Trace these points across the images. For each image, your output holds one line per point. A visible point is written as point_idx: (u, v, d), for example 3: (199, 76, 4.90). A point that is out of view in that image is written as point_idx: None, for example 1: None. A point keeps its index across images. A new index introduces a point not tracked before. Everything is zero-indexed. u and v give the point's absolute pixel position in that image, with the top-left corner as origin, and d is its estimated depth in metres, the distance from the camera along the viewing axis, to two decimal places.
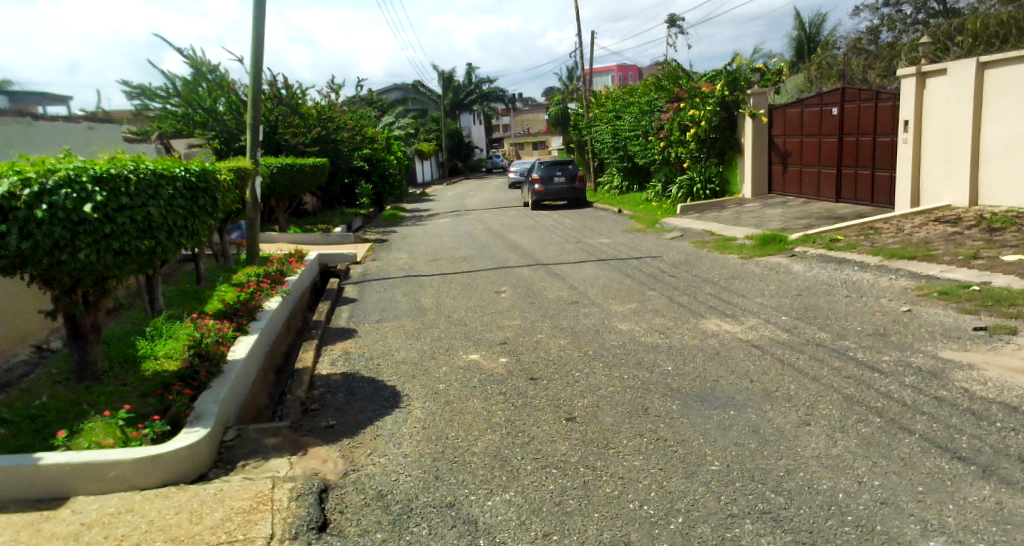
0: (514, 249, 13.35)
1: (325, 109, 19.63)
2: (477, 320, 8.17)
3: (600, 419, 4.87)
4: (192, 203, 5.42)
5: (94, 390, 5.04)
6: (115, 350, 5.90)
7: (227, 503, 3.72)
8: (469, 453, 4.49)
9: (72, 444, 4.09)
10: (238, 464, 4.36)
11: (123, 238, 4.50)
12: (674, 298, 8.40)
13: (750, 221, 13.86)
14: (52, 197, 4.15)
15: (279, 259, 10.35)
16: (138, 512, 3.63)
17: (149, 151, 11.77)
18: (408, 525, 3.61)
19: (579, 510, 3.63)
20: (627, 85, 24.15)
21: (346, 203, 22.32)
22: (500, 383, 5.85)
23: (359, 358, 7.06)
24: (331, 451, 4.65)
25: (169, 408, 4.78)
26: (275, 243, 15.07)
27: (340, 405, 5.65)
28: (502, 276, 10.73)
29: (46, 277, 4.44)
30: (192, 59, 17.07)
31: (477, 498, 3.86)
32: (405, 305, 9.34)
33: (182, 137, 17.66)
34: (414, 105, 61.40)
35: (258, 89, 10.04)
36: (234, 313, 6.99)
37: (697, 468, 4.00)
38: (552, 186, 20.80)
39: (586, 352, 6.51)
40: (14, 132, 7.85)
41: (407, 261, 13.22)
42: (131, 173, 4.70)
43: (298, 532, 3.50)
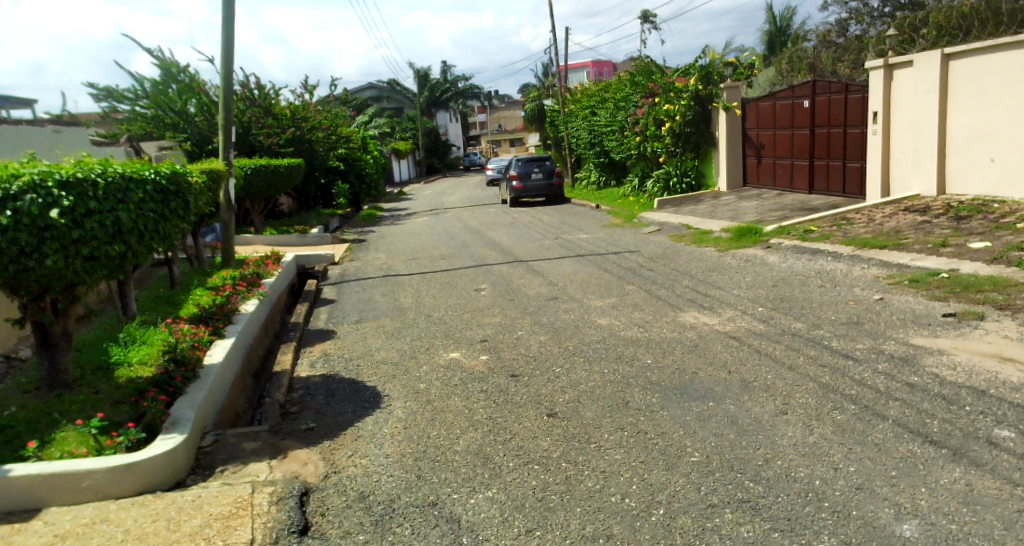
0: (493, 247, 13.32)
1: (300, 109, 19.44)
2: (456, 318, 8.16)
3: (582, 413, 4.90)
4: (163, 206, 5.33)
5: (65, 399, 4.95)
6: (87, 358, 5.80)
7: (205, 509, 3.68)
8: (451, 451, 4.49)
9: (43, 454, 4.02)
10: (216, 469, 4.31)
11: (91, 243, 4.43)
12: (653, 292, 8.44)
13: (726, 214, 13.96)
14: (17, 202, 4.05)
15: (255, 261, 10.24)
16: (114, 522, 3.57)
17: (117, 154, 11.56)
18: (391, 526, 3.60)
19: (561, 505, 3.65)
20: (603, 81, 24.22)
21: (323, 203, 22.15)
22: (481, 381, 5.85)
23: (339, 359, 7.01)
24: (311, 454, 4.61)
25: (144, 416, 4.72)
26: (252, 246, 14.97)
27: (319, 407, 5.62)
28: (481, 274, 10.72)
29: (12, 284, 4.35)
30: (160, 60, 16.79)
31: (460, 497, 3.85)
32: (385, 305, 9.31)
33: (154, 140, 17.43)
34: (389, 104, 61.12)
35: (229, 91, 9.92)
36: (210, 317, 6.91)
37: (677, 460, 4.02)
38: (529, 183, 20.77)
39: (566, 348, 6.52)
40: None
41: (385, 260, 13.15)
42: (99, 177, 4.61)
43: (280, 536, 3.47)
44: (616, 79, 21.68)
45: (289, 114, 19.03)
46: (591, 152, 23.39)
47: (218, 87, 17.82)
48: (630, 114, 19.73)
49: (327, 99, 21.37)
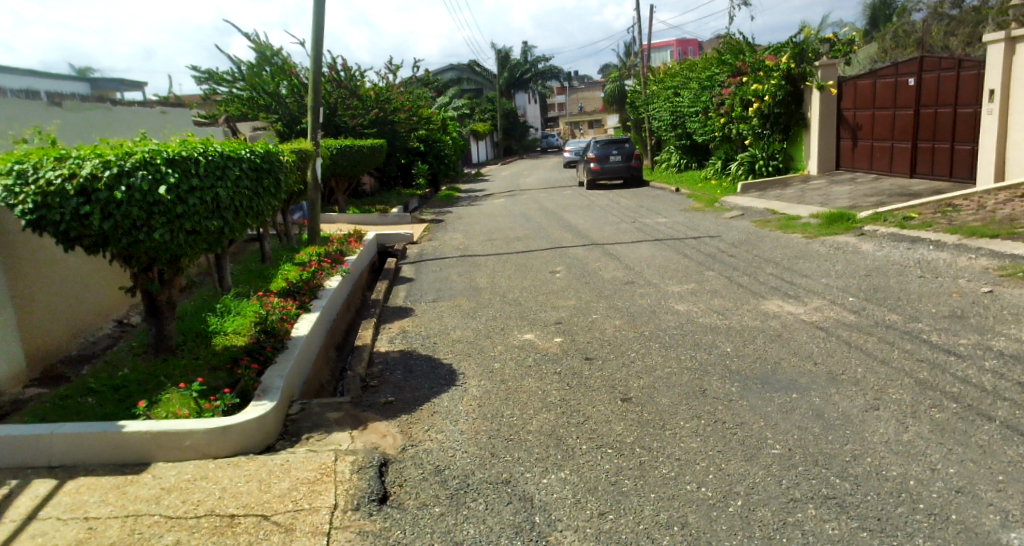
0: (569, 229, 13.30)
1: (384, 90, 19.77)
2: (532, 300, 8.21)
3: (657, 399, 4.87)
4: (258, 183, 5.56)
5: (170, 363, 5.29)
6: (187, 326, 6.15)
7: (293, 473, 3.88)
8: (525, 431, 4.55)
9: (151, 414, 4.32)
10: (303, 436, 4.53)
11: (194, 218, 4.70)
12: (734, 279, 8.24)
13: (816, 199, 13.46)
14: (130, 178, 4.39)
15: (339, 239, 10.59)
16: (212, 479, 3.81)
17: (217, 134, 12.07)
18: (466, 500, 3.69)
19: (635, 490, 3.65)
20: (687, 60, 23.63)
21: (402, 183, 22.60)
22: (555, 362, 5.89)
23: (417, 336, 7.20)
24: (390, 426, 4.77)
25: (238, 382, 4.99)
26: (335, 224, 15.45)
27: (398, 382, 5.80)
28: (557, 256, 10.72)
29: (125, 254, 4.72)
30: (256, 43, 17.41)
31: (533, 476, 3.91)
32: (461, 285, 9.46)
33: (248, 121, 18.15)
34: (469, 85, 61.51)
35: (318, 73, 10.20)
36: (297, 291, 7.21)
37: (757, 451, 3.96)
38: (608, 165, 20.51)
39: (641, 333, 6.46)
40: (101, 119, 7.95)
41: (463, 240, 13.33)
42: (201, 155, 4.88)
43: (360, 504, 3.62)
44: (701, 58, 20.99)
45: (374, 95, 19.41)
46: (671, 135, 22.89)
47: (308, 69, 18.34)
48: (716, 94, 19.20)
49: (410, 81, 21.63)
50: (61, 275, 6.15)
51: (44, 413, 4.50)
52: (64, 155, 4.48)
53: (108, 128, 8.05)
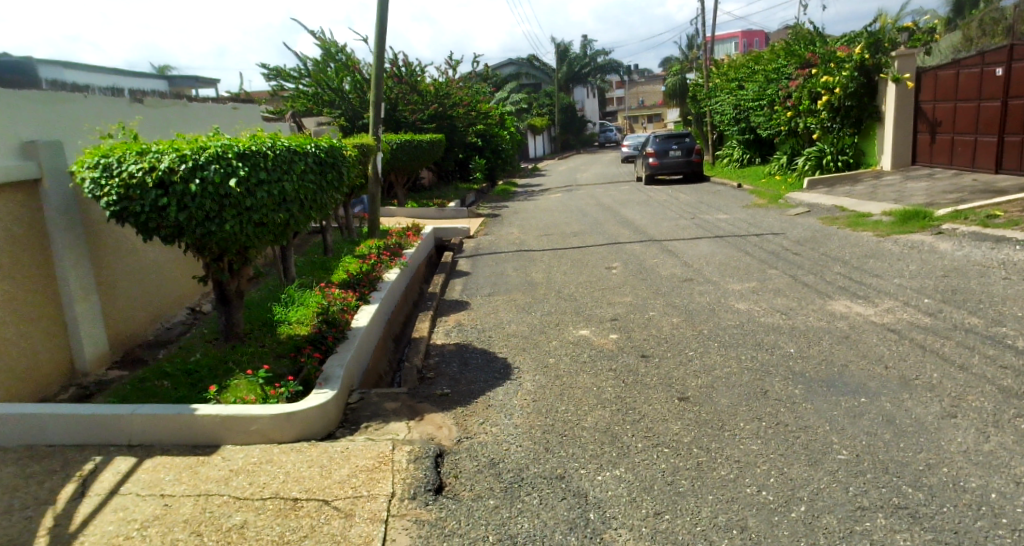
0: (627, 225, 13.15)
1: (444, 85, 19.93)
2: (587, 296, 8.16)
3: (715, 400, 4.77)
4: (323, 177, 5.67)
5: (238, 350, 5.46)
6: (254, 314, 6.33)
7: (352, 460, 3.95)
8: (579, 427, 4.52)
9: (221, 398, 4.47)
10: (362, 425, 4.61)
11: (261, 210, 4.84)
12: (799, 278, 8.01)
13: (888, 196, 12.97)
14: (204, 171, 4.55)
15: (398, 233, 10.73)
16: (276, 463, 3.91)
17: (284, 129, 12.40)
18: (520, 494, 3.70)
19: (692, 491, 3.59)
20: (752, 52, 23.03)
21: (460, 177, 22.77)
22: (611, 359, 5.84)
23: (472, 330, 7.24)
24: (445, 418, 4.81)
25: (301, 370, 5.11)
26: (395, 218, 15.68)
27: (454, 375, 5.84)
28: (613, 252, 10.63)
29: (198, 245, 4.89)
30: (322, 41, 17.81)
31: (588, 472, 3.89)
32: (517, 280, 9.47)
33: (313, 116, 18.59)
34: (528, 80, 61.51)
35: (381, 68, 10.33)
36: (357, 283, 7.34)
37: (822, 456, 3.84)
38: (667, 160, 20.21)
39: (700, 332, 6.35)
40: (179, 115, 8.25)
41: (519, 235, 13.35)
42: (269, 149, 5.01)
43: (417, 493, 3.67)
44: (768, 50, 20.46)
45: (433, 91, 19.60)
46: (734, 129, 22.40)
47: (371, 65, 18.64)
48: (783, 87, 18.68)
49: (470, 75, 21.74)
50: (141, 263, 6.43)
51: (123, 395, 4.71)
52: (144, 148, 4.68)
53: (185, 122, 8.37)
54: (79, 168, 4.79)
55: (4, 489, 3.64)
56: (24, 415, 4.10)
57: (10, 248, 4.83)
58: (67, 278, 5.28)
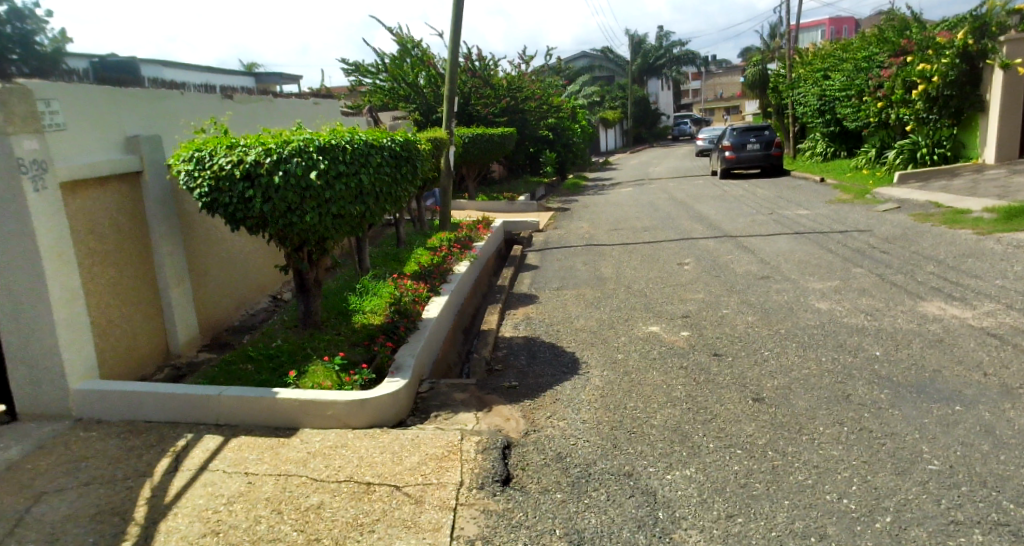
0: (700, 220, 12.86)
1: (517, 79, 19.95)
2: (658, 291, 8.03)
3: (793, 402, 4.61)
4: (399, 170, 5.74)
5: (316, 337, 5.62)
6: (331, 303, 6.51)
7: (422, 448, 4.01)
8: (648, 425, 4.45)
9: (299, 383, 4.62)
10: (432, 414, 4.68)
11: (339, 202, 4.96)
12: (887, 277, 7.66)
13: (985, 193, 12.25)
14: (287, 164, 4.73)
15: (468, 225, 10.82)
16: (351, 448, 4.01)
17: (361, 123, 12.67)
18: (587, 489, 3.67)
19: (767, 495, 3.48)
20: (839, 41, 22.12)
21: (530, 171, 22.76)
22: (682, 356, 5.73)
23: (540, 323, 7.24)
24: (513, 410, 4.82)
25: (374, 358, 5.23)
26: (465, 211, 15.80)
27: (522, 368, 5.85)
28: (686, 247, 10.43)
29: (281, 235, 5.07)
30: (398, 36, 18.11)
31: (657, 471, 3.82)
32: (586, 274, 9.41)
33: (389, 110, 18.91)
34: (601, 73, 60.90)
35: (455, 63, 10.41)
36: (428, 275, 7.45)
37: (911, 466, 3.66)
38: (744, 154, 19.68)
39: (777, 331, 6.15)
40: (266, 110, 8.54)
41: (588, 229, 13.26)
42: (349, 142, 5.13)
43: (484, 483, 3.69)
44: (858, 37, 19.70)
45: (506, 84, 19.65)
46: (818, 121, 21.63)
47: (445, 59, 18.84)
48: (873, 77, 17.81)
49: (543, 69, 21.69)
50: (229, 252, 6.71)
51: (210, 377, 4.92)
52: (234, 142, 4.90)
53: (271, 117, 8.65)
54: (176, 162, 5.06)
55: (105, 461, 3.88)
56: (124, 392, 4.35)
57: (114, 236, 5.13)
58: (163, 266, 5.54)
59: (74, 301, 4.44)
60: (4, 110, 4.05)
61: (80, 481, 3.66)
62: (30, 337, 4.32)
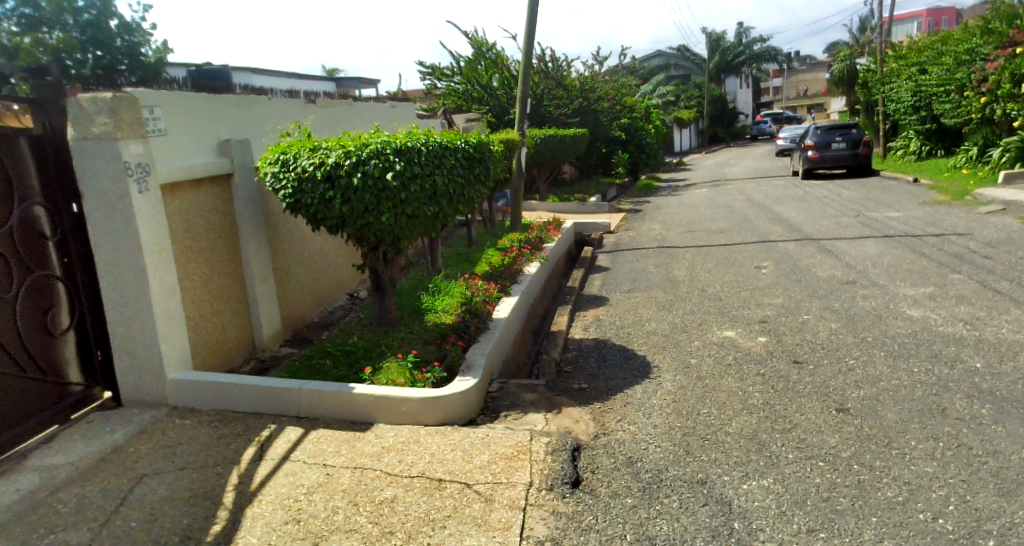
0: (780, 223, 12.48)
1: (589, 79, 19.87)
2: (734, 296, 7.84)
3: (881, 414, 4.43)
4: (473, 172, 5.81)
5: (390, 335, 5.75)
6: (404, 302, 6.64)
7: (492, 447, 4.04)
8: (722, 432, 4.36)
9: (374, 380, 4.73)
10: (501, 413, 4.72)
11: (414, 203, 5.07)
12: (988, 284, 7.25)
13: None
14: (365, 166, 4.88)
15: (539, 226, 10.84)
16: (422, 444, 4.08)
17: (435, 125, 12.87)
18: (659, 495, 3.62)
19: (852, 511, 3.36)
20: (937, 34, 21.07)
21: (601, 172, 22.60)
22: (760, 363, 5.58)
23: (611, 326, 7.18)
24: (582, 413, 4.81)
25: (446, 356, 5.31)
26: (536, 212, 15.83)
27: (591, 370, 5.83)
28: (764, 250, 10.14)
29: (358, 235, 5.22)
30: (473, 39, 18.32)
31: (732, 480, 3.73)
32: (658, 276, 9.28)
33: (463, 112, 19.12)
34: (676, 71, 59.84)
35: (529, 64, 10.44)
36: (499, 275, 7.51)
37: (1016, 487, 3.45)
38: (829, 153, 19.00)
39: (864, 339, 5.92)
40: (346, 113, 8.78)
41: (661, 231, 13.08)
42: (424, 144, 5.24)
43: (553, 484, 3.69)
44: (961, 29, 18.61)
45: (579, 85, 19.60)
46: (912, 118, 20.70)
47: (519, 61, 18.95)
48: (976, 70, 16.71)
49: (617, 68, 21.51)
50: (310, 251, 6.93)
51: (291, 371, 5.11)
52: (317, 144, 5.06)
53: (351, 120, 8.90)
54: (264, 164, 5.27)
55: (197, 447, 4.08)
56: (213, 383, 4.56)
57: (207, 235, 5.38)
58: (250, 264, 5.78)
59: (171, 296, 4.68)
60: (113, 117, 4.31)
61: (176, 466, 3.87)
62: (132, 329, 4.58)
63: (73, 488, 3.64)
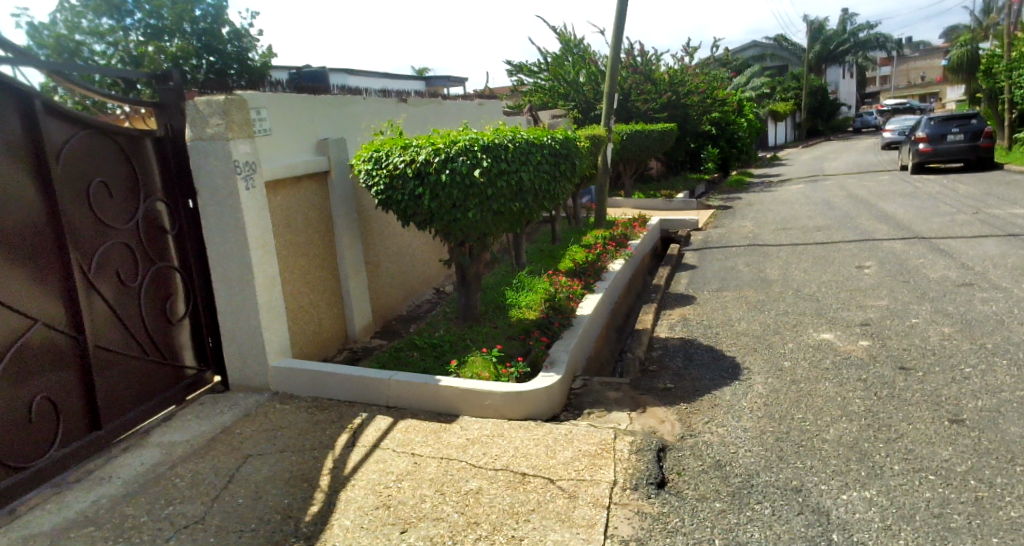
0: (884, 220, 11.81)
1: (679, 73, 19.46)
2: (833, 297, 7.48)
3: (1001, 427, 4.11)
4: (559, 168, 5.77)
5: (475, 329, 5.79)
6: (489, 297, 6.67)
7: (575, 444, 4.00)
8: (820, 439, 4.16)
9: (459, 373, 4.77)
10: (585, 411, 4.66)
11: (501, 199, 5.08)
12: None
13: None
14: (453, 163, 4.91)
15: (624, 223, 10.68)
16: (506, 438, 4.08)
17: (522, 123, 12.91)
18: (750, 501, 3.49)
19: (967, 529, 3.14)
20: None
21: (690, 168, 22.12)
22: (861, 368, 5.29)
23: (698, 325, 6.99)
24: (668, 413, 4.69)
25: (529, 352, 5.30)
26: (621, 209, 15.63)
27: (678, 370, 5.69)
28: (868, 250, 9.63)
29: (445, 231, 5.26)
30: (561, 35, 18.28)
31: (830, 490, 3.55)
32: (749, 275, 8.97)
33: (549, 109, 19.14)
34: (772, 62, 57.67)
35: (617, 60, 10.29)
36: (583, 272, 7.44)
37: None
38: (944, 146, 17.86)
39: (981, 346, 5.51)
40: (436, 111, 8.91)
41: (752, 228, 12.64)
42: (510, 141, 5.22)
43: (638, 484, 3.61)
44: None
45: (668, 79, 19.26)
46: None
47: (606, 57, 18.77)
48: None
49: (708, 61, 20.97)
50: (400, 246, 7.07)
51: (381, 361, 5.23)
52: (408, 142, 5.14)
53: (440, 117, 9.02)
54: (358, 162, 5.40)
55: (296, 431, 4.23)
56: (308, 371, 4.71)
57: (305, 229, 5.57)
58: (344, 258, 5.94)
59: (272, 287, 4.85)
60: (226, 118, 4.52)
61: (277, 448, 4.02)
62: (238, 319, 4.79)
63: (188, 464, 3.85)
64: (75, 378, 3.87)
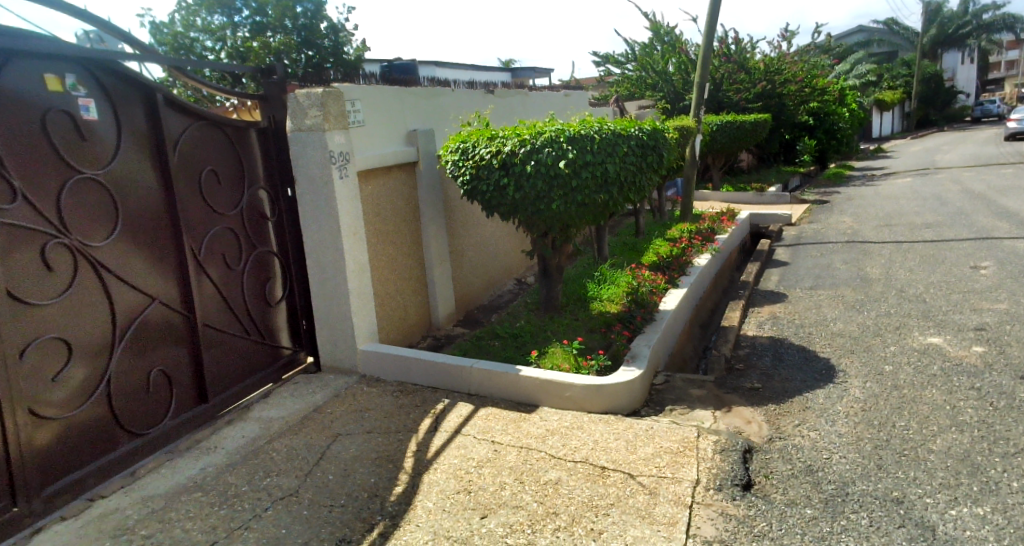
0: (1003, 218, 10.95)
1: (775, 61, 18.79)
2: (942, 299, 7.00)
3: None
4: (647, 160, 5.62)
5: (556, 320, 5.74)
6: (570, 289, 6.60)
7: (657, 441, 3.88)
8: (924, 449, 3.89)
9: (539, 363, 4.73)
10: (667, 407, 4.53)
11: (586, 191, 4.99)
12: None
13: None
14: (539, 154, 4.86)
15: (711, 217, 10.36)
16: (585, 431, 4.01)
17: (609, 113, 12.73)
18: (845, 510, 3.30)
19: None
20: None
21: (784, 160, 21.29)
22: (973, 377, 4.92)
23: (789, 324, 6.69)
24: (755, 413, 4.50)
25: (611, 345, 5.20)
26: (708, 202, 15.20)
27: (767, 369, 5.46)
28: (983, 250, 8.96)
29: (529, 222, 5.22)
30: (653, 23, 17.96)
31: (936, 503, 3.31)
32: (847, 274, 8.52)
33: (636, 99, 18.83)
34: (879, 49, 54.53)
35: (709, 48, 9.95)
36: (668, 266, 7.24)
37: None
38: None
39: None
40: (523, 101, 8.88)
41: (852, 224, 12.00)
42: (597, 133, 5.12)
43: (723, 485, 3.47)
44: None
45: (762, 68, 18.63)
46: None
47: (699, 46, 18.20)
48: None
49: (807, 48, 20.04)
50: (483, 235, 7.08)
51: (464, 349, 5.25)
52: (494, 133, 5.12)
53: (527, 108, 8.96)
54: (445, 152, 5.43)
55: (382, 413, 4.30)
56: (391, 356, 4.78)
57: (394, 217, 5.64)
58: (429, 246, 5.99)
59: (361, 273, 4.94)
60: (323, 110, 4.61)
61: (364, 428, 4.10)
62: (330, 303, 4.90)
63: (284, 439, 3.97)
64: (185, 354, 4.05)
